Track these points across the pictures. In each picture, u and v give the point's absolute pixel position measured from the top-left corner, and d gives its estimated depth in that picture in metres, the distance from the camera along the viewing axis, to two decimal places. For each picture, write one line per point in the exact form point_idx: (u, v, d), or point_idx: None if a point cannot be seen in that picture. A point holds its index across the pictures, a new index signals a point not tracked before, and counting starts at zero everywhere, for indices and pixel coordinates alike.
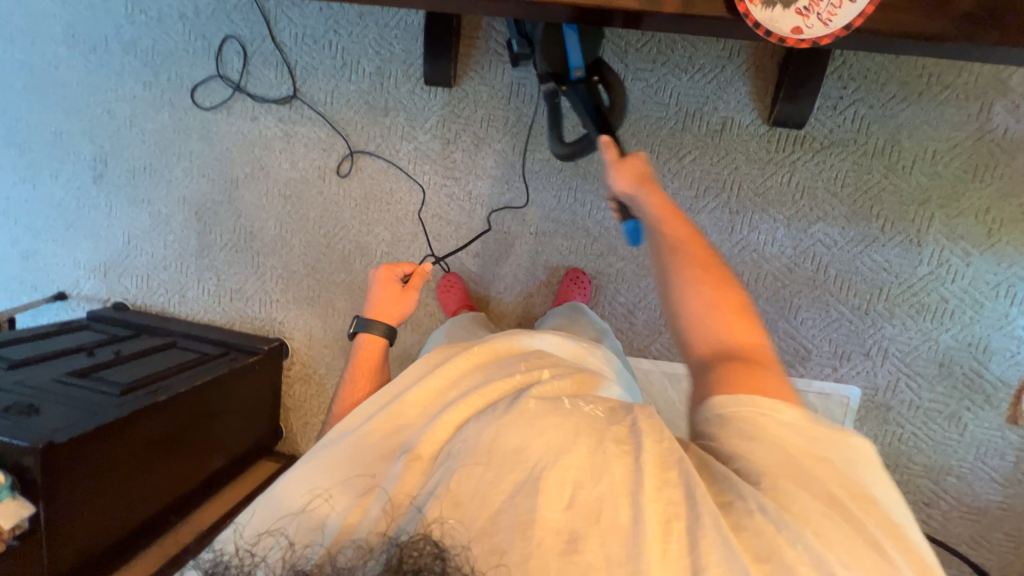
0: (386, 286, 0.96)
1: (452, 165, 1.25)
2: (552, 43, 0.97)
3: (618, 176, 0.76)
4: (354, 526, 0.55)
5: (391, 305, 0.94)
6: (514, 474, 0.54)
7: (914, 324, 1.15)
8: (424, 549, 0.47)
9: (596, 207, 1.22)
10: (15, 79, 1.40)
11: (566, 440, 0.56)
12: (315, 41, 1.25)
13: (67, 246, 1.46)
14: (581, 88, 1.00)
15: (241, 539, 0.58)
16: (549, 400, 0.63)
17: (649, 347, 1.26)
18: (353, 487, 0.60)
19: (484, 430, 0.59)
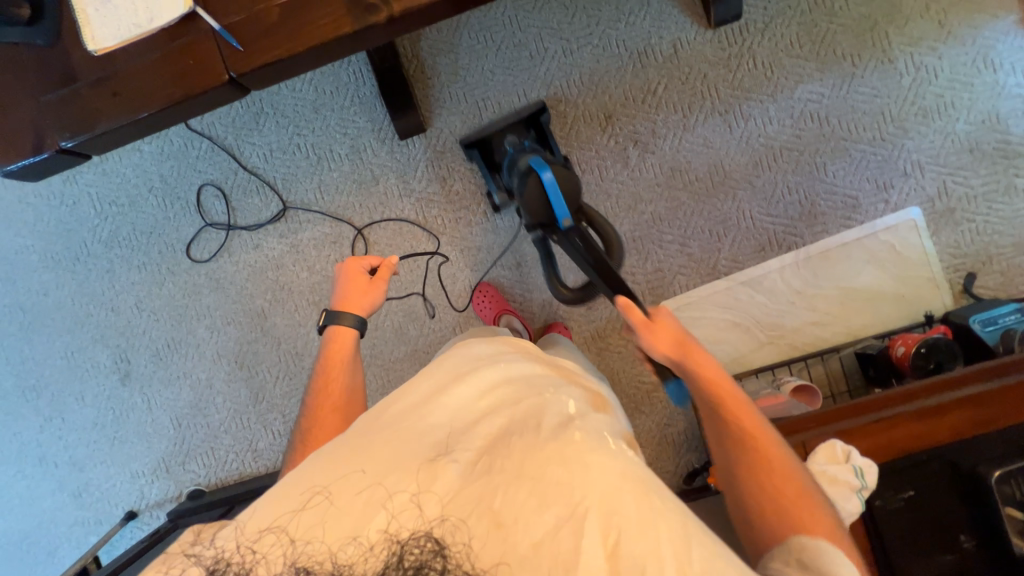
0: (353, 279, 0.92)
1: (458, 197, 1.27)
2: (532, 196, 0.92)
3: (655, 346, 0.70)
4: (359, 524, 0.52)
5: (360, 297, 0.90)
6: (556, 503, 0.53)
7: (929, 128, 1.19)
8: (426, 547, 0.50)
9: (604, 168, 1.25)
10: (9, 324, 1.36)
11: (619, 483, 0.54)
12: (285, 151, 1.29)
13: (119, 461, 1.37)
14: (575, 236, 0.90)
15: (236, 538, 0.53)
16: (593, 436, 0.62)
17: (718, 267, 1.26)
18: (364, 490, 0.54)
19: (535, 453, 0.57)
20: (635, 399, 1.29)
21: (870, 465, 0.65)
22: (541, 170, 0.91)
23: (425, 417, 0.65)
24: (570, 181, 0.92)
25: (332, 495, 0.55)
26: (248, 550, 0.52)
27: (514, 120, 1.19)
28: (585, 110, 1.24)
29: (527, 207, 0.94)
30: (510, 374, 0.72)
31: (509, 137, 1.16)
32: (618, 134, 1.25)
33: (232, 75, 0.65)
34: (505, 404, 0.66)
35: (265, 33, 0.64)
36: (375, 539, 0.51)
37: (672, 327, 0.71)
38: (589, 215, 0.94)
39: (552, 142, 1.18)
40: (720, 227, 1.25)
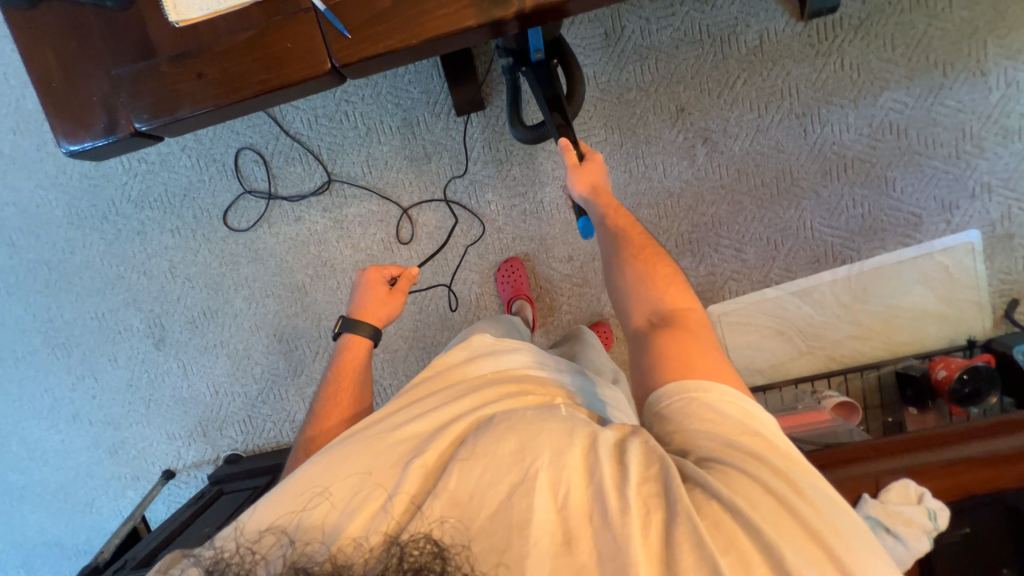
0: (373, 288, 0.83)
1: (514, 182, 1.22)
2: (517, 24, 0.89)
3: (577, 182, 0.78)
4: (351, 520, 0.51)
5: (377, 308, 0.82)
6: (502, 466, 0.50)
7: (1007, 150, 1.16)
8: (425, 548, 0.45)
9: (669, 163, 1.20)
10: (36, 279, 1.30)
11: (565, 440, 0.51)
12: (331, 118, 1.20)
13: (152, 421, 1.37)
14: (542, 71, 0.94)
15: (244, 540, 0.53)
16: (545, 408, 0.58)
17: (770, 276, 1.25)
18: (360, 490, 0.54)
19: (488, 429, 0.55)
20: None
21: (942, 508, 0.68)
22: None
23: (407, 416, 0.63)
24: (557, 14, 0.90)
25: (333, 495, 0.54)
26: (248, 549, 0.51)
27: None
28: (656, 100, 1.17)
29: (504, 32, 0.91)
30: (501, 379, 0.69)
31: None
32: (688, 129, 1.18)
33: (332, 63, 0.58)
34: (485, 404, 0.63)
35: (375, 18, 0.57)
36: (374, 540, 0.49)
37: (596, 170, 0.79)
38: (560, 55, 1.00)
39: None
40: (779, 235, 1.22)
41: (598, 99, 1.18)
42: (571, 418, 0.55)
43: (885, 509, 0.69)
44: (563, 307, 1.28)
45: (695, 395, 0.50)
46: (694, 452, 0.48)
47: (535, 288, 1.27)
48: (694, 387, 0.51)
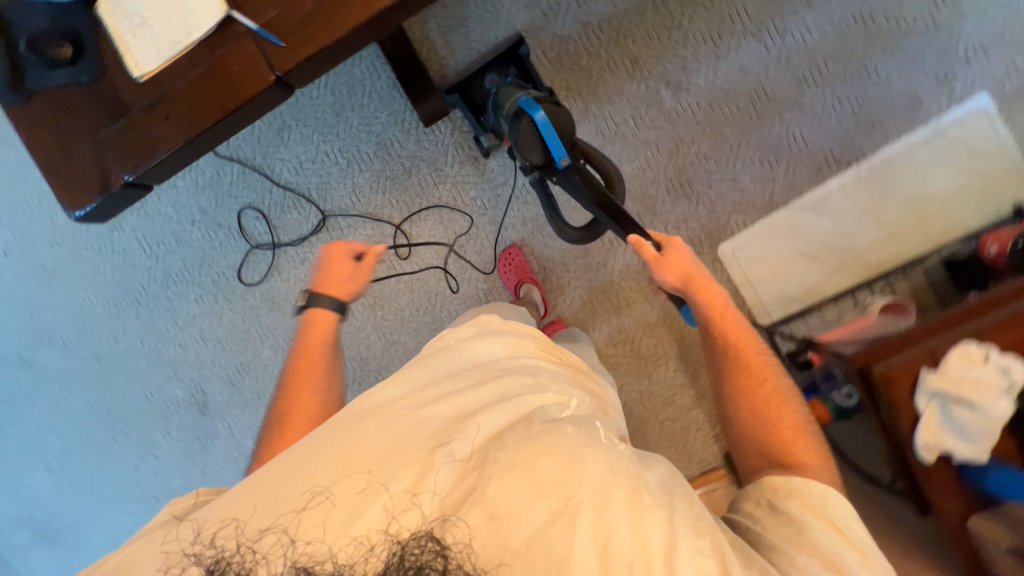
0: (336, 262, 0.85)
1: (493, 173, 1.25)
2: (528, 136, 0.86)
3: (666, 274, 0.85)
4: (359, 518, 0.49)
5: (344, 281, 0.84)
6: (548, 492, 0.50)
7: (988, 5, 1.09)
8: (426, 546, 0.47)
9: (639, 115, 1.20)
10: (88, 373, 1.41)
11: (611, 476, 0.52)
12: (314, 161, 1.29)
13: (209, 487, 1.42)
14: (575, 175, 0.87)
15: (240, 537, 0.50)
16: (585, 428, 0.58)
17: (774, 199, 1.20)
18: (366, 484, 0.51)
19: (525, 441, 0.54)
20: None
21: (1014, 361, 0.62)
22: (533, 109, 0.85)
23: (431, 395, 0.62)
24: (565, 117, 0.86)
25: (336, 495, 0.51)
26: (249, 549, 0.49)
27: (495, 57, 1.11)
28: (609, 59, 1.19)
29: (523, 155, 0.88)
30: (513, 372, 0.68)
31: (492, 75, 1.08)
32: (649, 77, 1.19)
33: (274, 73, 0.63)
34: (500, 399, 0.62)
35: (303, 23, 0.62)
36: (376, 540, 0.48)
37: (679, 259, 0.86)
38: (585, 153, 0.91)
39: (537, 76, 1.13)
40: (772, 155, 1.18)
41: (553, 74, 1.21)
42: (613, 449, 0.56)
43: (947, 377, 0.63)
44: (572, 282, 1.27)
45: (805, 501, 0.59)
46: (783, 550, 0.56)
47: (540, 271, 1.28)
48: (810, 496, 0.59)
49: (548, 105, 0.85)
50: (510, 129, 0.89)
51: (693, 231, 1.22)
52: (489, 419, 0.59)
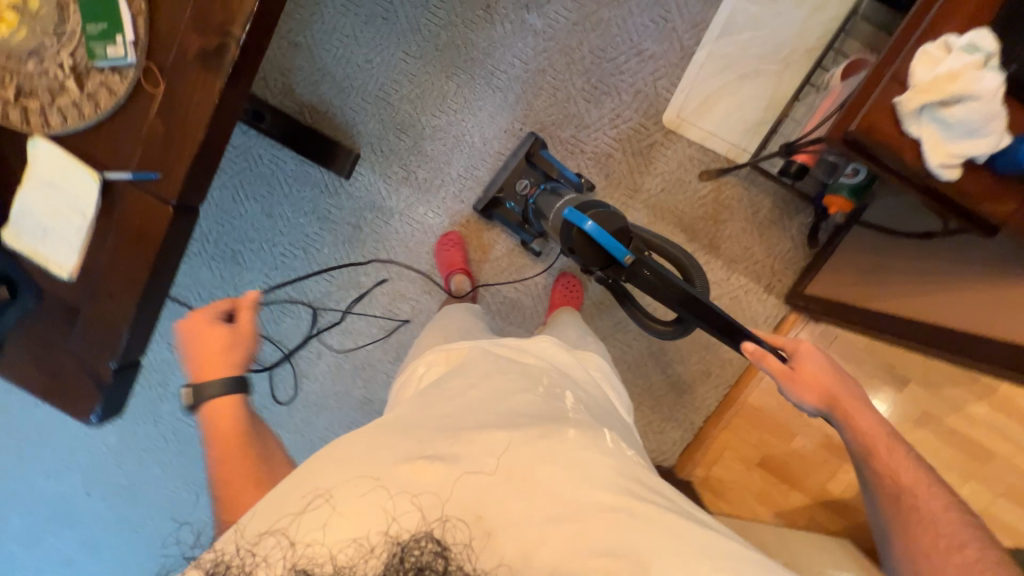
0: (203, 337, 0.69)
1: (428, 182, 1.25)
2: (586, 248, 0.86)
3: (804, 390, 0.74)
4: (360, 525, 0.48)
5: (222, 355, 0.68)
6: (557, 498, 0.52)
7: None
8: (425, 546, 0.46)
9: (520, 50, 1.18)
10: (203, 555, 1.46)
11: (616, 477, 0.56)
12: (277, 266, 1.31)
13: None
14: (644, 270, 0.84)
15: (240, 539, 0.50)
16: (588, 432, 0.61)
17: (687, 44, 1.14)
18: (367, 492, 0.51)
19: (529, 450, 0.56)
20: (710, 216, 1.20)
21: (981, 32, 0.58)
22: (581, 220, 0.84)
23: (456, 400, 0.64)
24: (614, 218, 0.84)
25: (336, 499, 0.51)
26: (248, 551, 0.49)
27: (517, 164, 1.18)
28: (464, 20, 1.17)
29: (583, 260, 0.87)
30: (486, 372, 0.69)
31: (523, 180, 1.17)
32: (508, 12, 1.16)
33: (172, 204, 0.65)
34: (492, 400, 0.64)
35: (165, 147, 0.63)
36: (375, 543, 0.47)
37: (818, 367, 0.75)
38: (646, 242, 0.88)
39: (564, 167, 1.16)
40: (659, 6, 1.13)
41: (425, 64, 1.19)
42: (615, 456, 0.59)
43: (933, 82, 0.58)
44: None
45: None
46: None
47: (476, 262, 1.28)
48: None
49: (591, 210, 0.85)
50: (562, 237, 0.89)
51: (632, 119, 1.18)
52: (495, 413, 0.62)
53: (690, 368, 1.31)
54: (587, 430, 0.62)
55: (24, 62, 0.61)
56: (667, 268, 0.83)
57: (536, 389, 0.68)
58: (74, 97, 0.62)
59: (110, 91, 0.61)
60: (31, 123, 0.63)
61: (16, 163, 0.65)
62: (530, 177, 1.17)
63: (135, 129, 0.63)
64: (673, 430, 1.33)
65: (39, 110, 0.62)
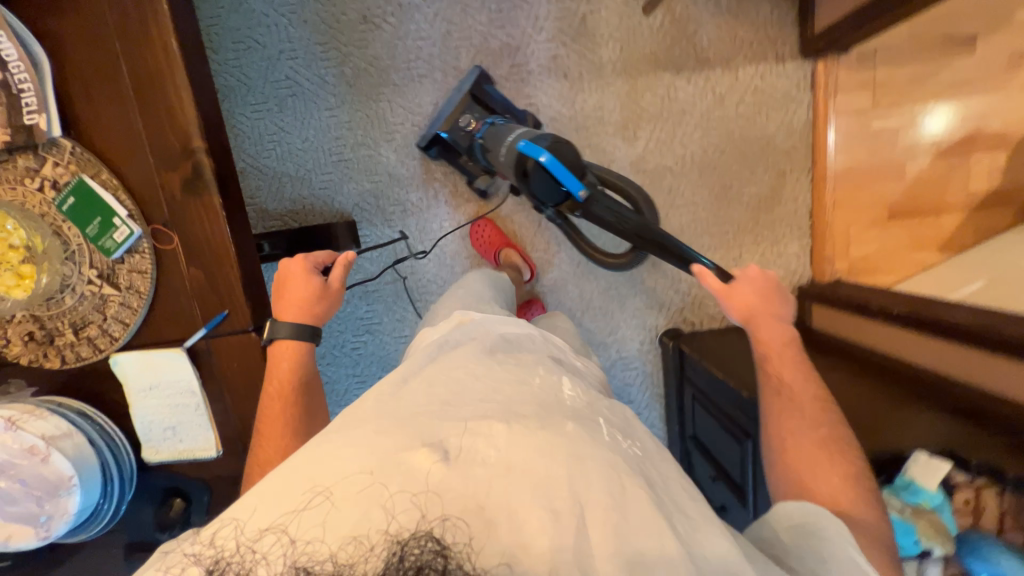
0: (295, 280, 0.68)
1: (425, 197, 1.23)
2: (538, 180, 0.77)
3: (727, 296, 0.76)
4: (353, 519, 0.40)
5: (311, 305, 0.67)
6: (552, 491, 0.42)
7: None
8: (423, 546, 0.37)
9: (416, 30, 1.16)
10: None
11: (617, 470, 0.45)
12: (358, 363, 1.29)
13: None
14: (596, 206, 0.80)
15: (238, 537, 0.41)
16: (581, 424, 0.50)
17: None
18: (360, 481, 0.42)
19: (526, 440, 0.45)
20: (679, 37, 1.14)
21: None
22: (536, 151, 0.76)
23: (484, 399, 0.52)
24: (570, 148, 0.77)
25: (337, 491, 0.42)
26: (248, 549, 0.40)
27: (461, 102, 1.11)
28: (355, 43, 1.16)
29: (532, 193, 0.80)
30: (477, 357, 0.59)
31: (466, 116, 1.08)
32: (384, 7, 1.15)
33: (252, 329, 0.65)
34: (482, 389, 0.53)
35: (213, 282, 0.63)
36: (375, 541, 0.38)
37: (749, 288, 0.76)
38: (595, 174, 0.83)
39: (511, 104, 1.12)
40: None
41: (352, 104, 1.19)
42: (607, 446, 0.48)
43: None
44: None
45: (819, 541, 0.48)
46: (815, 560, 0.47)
47: (515, 233, 1.24)
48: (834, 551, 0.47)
49: (549, 144, 0.76)
50: (512, 168, 0.80)
51: (552, 10, 1.14)
52: (493, 402, 0.51)
53: (766, 182, 1.21)
54: (586, 422, 0.51)
55: (62, 300, 0.62)
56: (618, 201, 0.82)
57: (529, 379, 0.57)
58: (119, 299, 0.62)
59: (140, 272, 0.62)
60: (103, 347, 0.64)
61: (113, 391, 0.66)
62: (477, 110, 1.10)
63: (181, 290, 0.63)
64: (789, 248, 1.25)
65: (100, 331, 0.63)
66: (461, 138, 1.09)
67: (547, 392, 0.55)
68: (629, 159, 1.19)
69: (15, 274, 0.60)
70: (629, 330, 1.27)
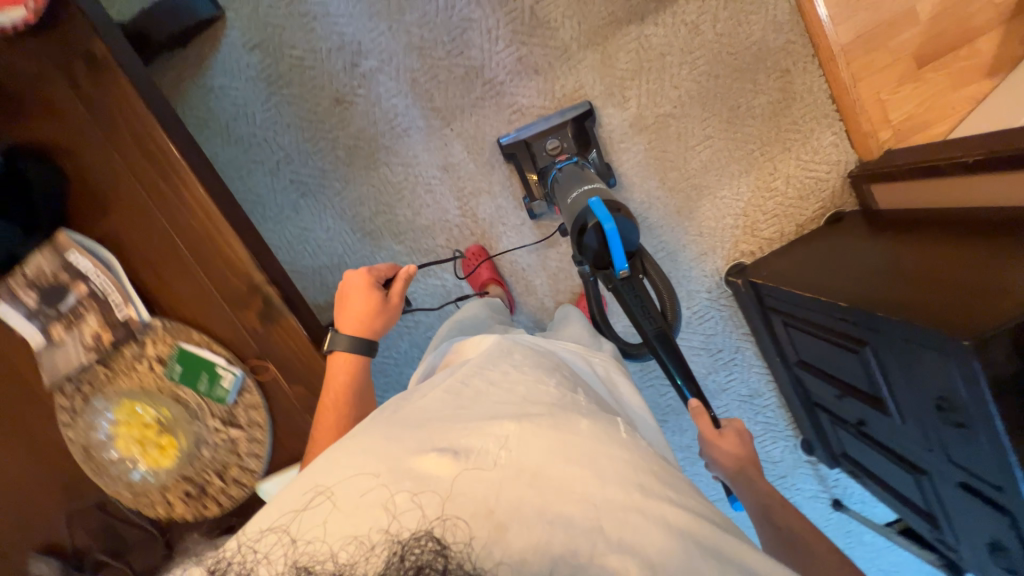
0: (358, 294, 0.69)
1: (451, 237, 1.26)
2: (603, 241, 0.81)
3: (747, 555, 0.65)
4: (352, 520, 0.44)
5: (370, 321, 0.68)
6: (571, 493, 0.45)
7: None
8: (423, 545, 0.41)
9: (387, 91, 1.20)
10: None
11: (631, 473, 0.48)
12: None
13: (803, 493, 1.34)
14: (625, 288, 0.85)
15: (241, 539, 0.45)
16: (596, 423, 0.54)
17: None
18: (364, 487, 0.45)
19: (544, 442, 0.49)
20: None
21: None
22: (608, 219, 0.79)
23: (496, 407, 0.55)
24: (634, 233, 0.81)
25: (336, 496, 0.45)
26: (249, 549, 0.44)
27: (557, 125, 1.14)
28: (339, 127, 1.22)
29: (585, 251, 0.83)
30: (503, 361, 0.64)
31: (552, 140, 1.13)
32: (352, 83, 1.20)
33: None
34: (500, 392, 0.58)
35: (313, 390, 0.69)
36: (375, 541, 0.42)
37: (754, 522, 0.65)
38: (643, 260, 0.86)
39: (603, 153, 1.18)
40: None
41: (356, 182, 1.24)
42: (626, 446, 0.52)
43: None
44: None
45: None
46: None
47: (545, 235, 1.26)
48: None
49: (623, 219, 0.80)
50: (575, 221, 0.83)
51: (501, 18, 1.15)
52: (510, 405, 0.55)
53: (773, 86, 1.15)
54: (600, 421, 0.56)
55: (201, 454, 0.68)
56: (648, 298, 0.86)
57: (551, 381, 0.62)
58: (245, 436, 0.68)
59: (254, 407, 0.67)
60: (247, 481, 0.69)
61: None
62: (569, 138, 1.14)
63: (293, 407, 0.69)
64: (823, 139, 1.17)
65: (239, 469, 0.69)
66: (540, 158, 1.15)
67: (565, 393, 0.60)
68: (628, 123, 1.18)
69: (157, 446, 0.67)
70: (691, 284, 1.24)
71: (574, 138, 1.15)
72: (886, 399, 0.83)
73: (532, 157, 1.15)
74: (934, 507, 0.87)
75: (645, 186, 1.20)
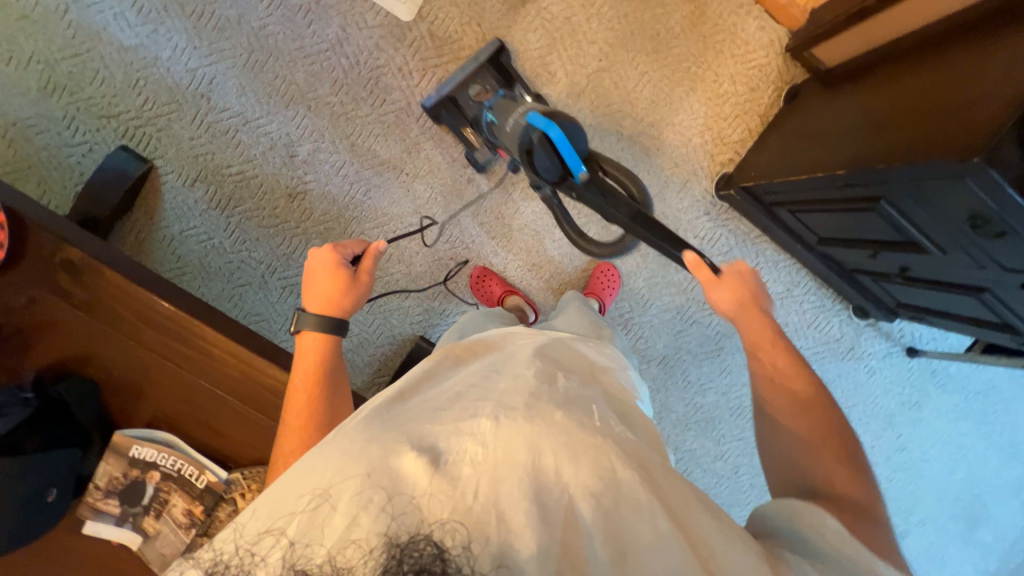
0: (329, 273, 0.71)
1: (451, 271, 1.27)
2: (551, 151, 0.77)
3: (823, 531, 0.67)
4: (344, 521, 0.39)
5: (340, 297, 0.70)
6: (548, 482, 0.43)
7: None
8: (424, 549, 0.38)
9: (332, 168, 1.20)
10: None
11: (603, 465, 0.46)
12: None
13: (876, 356, 1.34)
14: (591, 190, 0.79)
15: (238, 539, 0.40)
16: (576, 408, 0.51)
17: None
18: (355, 479, 0.41)
19: (522, 437, 0.45)
20: None
21: None
22: (547, 125, 0.76)
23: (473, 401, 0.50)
24: (580, 133, 0.77)
25: (338, 496, 0.41)
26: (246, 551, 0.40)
27: (475, 70, 1.11)
28: (302, 219, 1.22)
29: (535, 167, 0.79)
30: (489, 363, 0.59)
31: (477, 88, 1.10)
32: (297, 175, 1.20)
33: None
34: (480, 389, 0.52)
35: None
36: (375, 543, 0.38)
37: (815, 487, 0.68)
38: (599, 160, 0.82)
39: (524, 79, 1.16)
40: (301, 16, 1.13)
41: None
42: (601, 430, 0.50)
43: None
44: None
45: None
46: None
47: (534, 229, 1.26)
48: None
49: (563, 120, 0.76)
50: (518, 142, 0.80)
51: (404, 53, 1.15)
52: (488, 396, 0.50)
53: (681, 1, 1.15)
54: (576, 410, 0.51)
55: None
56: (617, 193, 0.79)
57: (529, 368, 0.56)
58: None
59: None
60: None
61: None
62: (491, 81, 1.11)
63: None
64: (748, 28, 1.17)
65: None
66: (468, 107, 1.12)
67: (545, 378, 0.55)
68: (564, 94, 1.18)
69: None
70: (689, 213, 1.24)
71: (496, 76, 1.12)
72: (920, 240, 0.83)
73: (461, 112, 1.13)
74: (1005, 315, 0.87)
75: (605, 143, 1.21)
